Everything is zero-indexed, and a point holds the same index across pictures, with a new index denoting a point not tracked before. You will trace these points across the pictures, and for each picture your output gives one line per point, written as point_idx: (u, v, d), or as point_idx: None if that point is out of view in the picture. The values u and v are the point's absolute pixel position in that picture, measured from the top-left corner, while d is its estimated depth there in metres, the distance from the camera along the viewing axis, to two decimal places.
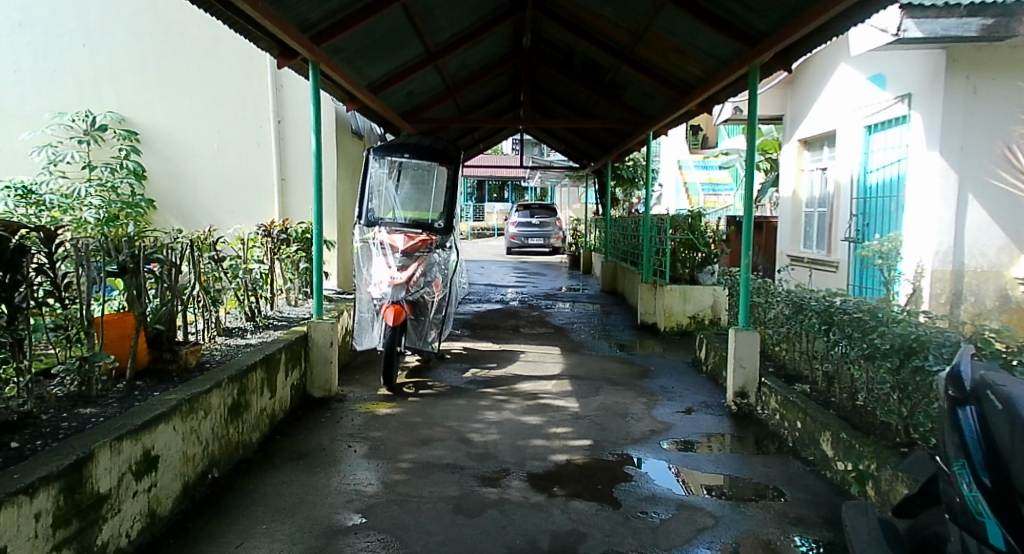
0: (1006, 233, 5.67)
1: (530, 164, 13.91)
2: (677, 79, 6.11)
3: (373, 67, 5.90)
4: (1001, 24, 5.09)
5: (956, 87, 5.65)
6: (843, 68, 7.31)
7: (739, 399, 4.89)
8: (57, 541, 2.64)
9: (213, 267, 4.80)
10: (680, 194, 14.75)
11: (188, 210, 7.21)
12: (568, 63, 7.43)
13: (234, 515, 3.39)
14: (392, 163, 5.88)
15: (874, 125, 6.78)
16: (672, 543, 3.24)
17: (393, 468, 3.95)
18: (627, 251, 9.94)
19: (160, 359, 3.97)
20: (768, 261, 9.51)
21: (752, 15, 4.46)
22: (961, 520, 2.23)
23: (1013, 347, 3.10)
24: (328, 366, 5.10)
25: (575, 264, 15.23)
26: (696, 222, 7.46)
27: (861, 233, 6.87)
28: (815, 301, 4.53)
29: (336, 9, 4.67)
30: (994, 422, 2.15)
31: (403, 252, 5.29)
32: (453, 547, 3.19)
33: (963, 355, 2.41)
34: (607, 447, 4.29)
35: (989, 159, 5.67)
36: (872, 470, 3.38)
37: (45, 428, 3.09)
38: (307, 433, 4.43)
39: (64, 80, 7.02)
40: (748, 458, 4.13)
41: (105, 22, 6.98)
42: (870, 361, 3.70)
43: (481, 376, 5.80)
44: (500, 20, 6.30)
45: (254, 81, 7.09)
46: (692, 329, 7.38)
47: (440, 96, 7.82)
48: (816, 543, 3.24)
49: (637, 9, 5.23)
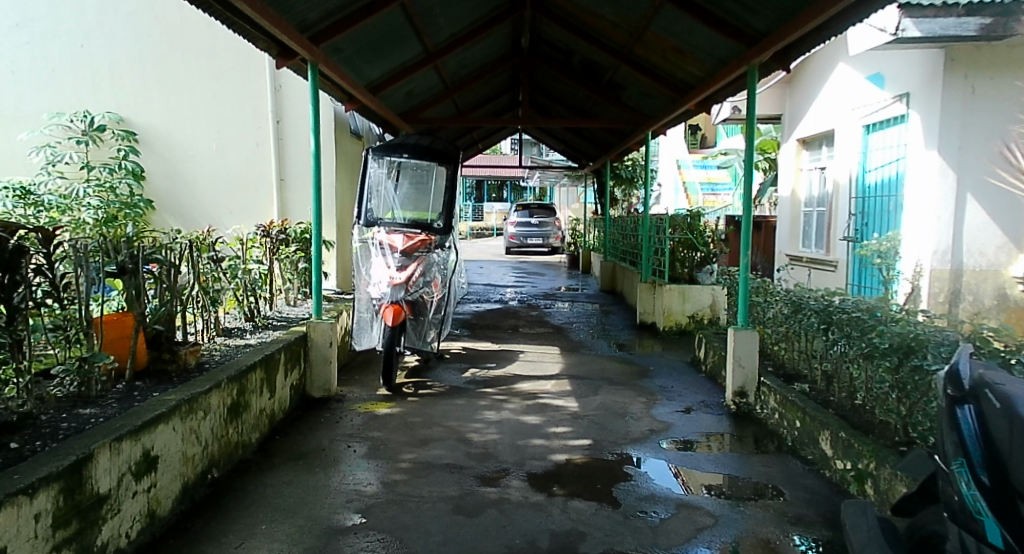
0: (1005, 232, 5.67)
1: (529, 164, 13.91)
2: (676, 78, 6.11)
3: (371, 67, 5.89)
4: (1000, 24, 5.09)
5: (954, 87, 5.66)
6: (842, 67, 7.32)
7: (738, 399, 4.90)
8: (57, 542, 2.64)
9: (212, 267, 4.80)
10: (679, 193, 14.75)
11: (187, 210, 7.20)
12: (567, 63, 7.44)
13: (234, 515, 3.40)
14: (391, 163, 5.89)
15: (873, 124, 6.79)
16: (671, 542, 3.25)
17: (393, 468, 3.95)
18: (626, 251, 9.96)
19: (160, 359, 3.97)
20: (767, 260, 9.51)
21: (751, 15, 4.46)
22: (959, 519, 2.23)
23: (1011, 346, 3.10)
24: (327, 366, 5.10)
25: (575, 264, 15.24)
26: (696, 222, 7.50)
27: (860, 232, 6.87)
28: (813, 301, 4.53)
29: (335, 9, 4.68)
30: (994, 421, 2.15)
31: (403, 252, 5.29)
32: (453, 546, 3.19)
33: (962, 354, 2.41)
34: (606, 447, 4.29)
35: (988, 158, 5.68)
36: (871, 469, 3.39)
37: (45, 428, 3.09)
38: (307, 433, 4.44)
39: (62, 80, 7.02)
40: (747, 457, 4.14)
41: (103, 22, 6.97)
42: (869, 360, 3.71)
43: (480, 376, 5.80)
44: (499, 20, 6.30)
45: (253, 81, 7.09)
46: (691, 329, 7.38)
47: (439, 96, 7.82)
48: (815, 542, 3.24)
49: (636, 9, 5.23)
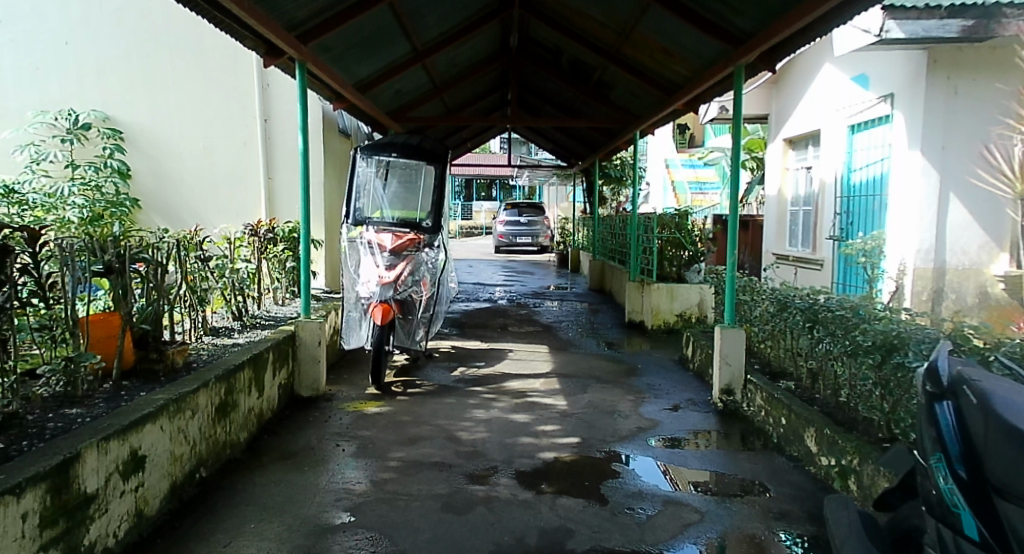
0: (986, 232, 5.76)
1: (518, 165, 13.48)
2: (665, 79, 6.13)
3: (360, 66, 5.91)
4: (982, 25, 5.14)
5: (937, 88, 5.71)
6: (827, 68, 7.37)
7: (725, 397, 4.93)
8: (44, 542, 2.64)
9: (200, 267, 4.81)
10: (668, 191, 14.78)
11: (174, 209, 7.19)
12: (556, 63, 7.49)
13: (223, 515, 3.40)
14: (380, 162, 5.91)
15: (857, 125, 6.84)
16: (658, 538, 3.28)
17: (382, 467, 3.96)
18: (616, 251, 9.80)
19: (147, 359, 3.94)
20: (754, 259, 9.70)
21: (737, 16, 4.49)
22: (937, 512, 2.28)
23: (990, 343, 3.15)
24: (316, 365, 5.11)
25: (564, 263, 15.23)
26: (684, 221, 7.54)
27: (845, 231, 6.94)
28: (798, 299, 4.57)
29: (322, 9, 4.68)
30: (970, 416, 2.18)
31: (392, 252, 5.31)
32: (442, 545, 3.20)
33: (941, 351, 2.44)
34: (594, 444, 4.32)
35: (969, 159, 5.73)
36: (855, 465, 3.44)
37: (32, 428, 3.09)
38: (295, 432, 4.43)
39: (46, 78, 6.97)
40: (734, 454, 4.17)
41: (89, 20, 6.95)
42: (852, 357, 3.76)
43: (468, 376, 5.78)
44: (487, 20, 6.33)
45: (240, 79, 7.09)
46: (679, 327, 7.42)
47: (429, 95, 7.86)
48: (799, 537, 3.27)
49: (624, 9, 5.26)
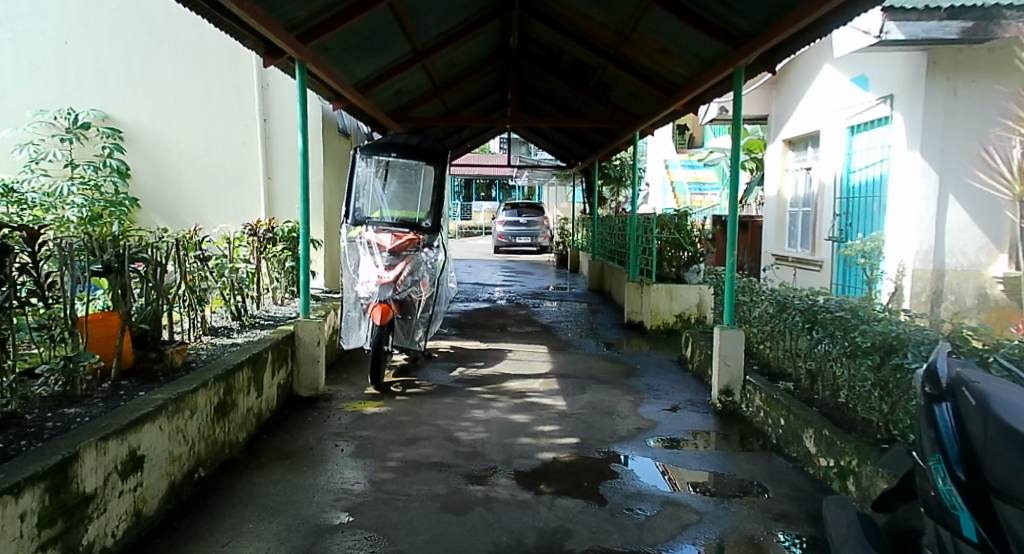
0: (985, 234, 5.77)
1: (518, 165, 13.48)
2: (665, 79, 6.13)
3: (360, 66, 5.91)
4: (982, 27, 5.14)
5: (936, 89, 5.71)
6: (827, 69, 7.37)
7: (724, 398, 4.92)
8: (43, 541, 2.64)
9: (199, 266, 4.81)
10: (667, 192, 14.78)
11: (173, 209, 7.18)
12: (556, 63, 7.49)
13: (221, 515, 3.39)
14: (380, 162, 5.91)
15: (857, 126, 6.84)
16: (657, 539, 3.28)
17: (381, 467, 3.96)
18: (616, 251, 9.79)
19: (146, 359, 3.95)
20: (753, 260, 9.71)
21: (737, 17, 4.49)
22: (935, 514, 2.27)
23: (989, 344, 3.15)
24: (316, 365, 5.11)
25: (564, 264, 15.24)
26: (683, 222, 7.56)
27: (844, 232, 6.94)
28: (797, 300, 4.56)
29: (321, 9, 4.68)
30: (969, 418, 2.18)
31: (391, 251, 5.33)
32: (440, 545, 3.20)
33: (940, 353, 2.44)
34: (593, 445, 4.32)
35: (969, 160, 5.73)
36: (853, 466, 3.44)
37: (31, 428, 3.09)
38: (293, 432, 4.43)
39: (46, 77, 6.97)
40: (733, 455, 4.17)
41: (88, 20, 6.94)
42: (851, 358, 3.76)
43: (467, 376, 5.78)
44: (487, 20, 6.33)
45: (239, 79, 7.09)
46: (678, 328, 7.42)
47: (428, 95, 7.86)
48: (798, 538, 3.28)
49: (624, 9, 5.26)
